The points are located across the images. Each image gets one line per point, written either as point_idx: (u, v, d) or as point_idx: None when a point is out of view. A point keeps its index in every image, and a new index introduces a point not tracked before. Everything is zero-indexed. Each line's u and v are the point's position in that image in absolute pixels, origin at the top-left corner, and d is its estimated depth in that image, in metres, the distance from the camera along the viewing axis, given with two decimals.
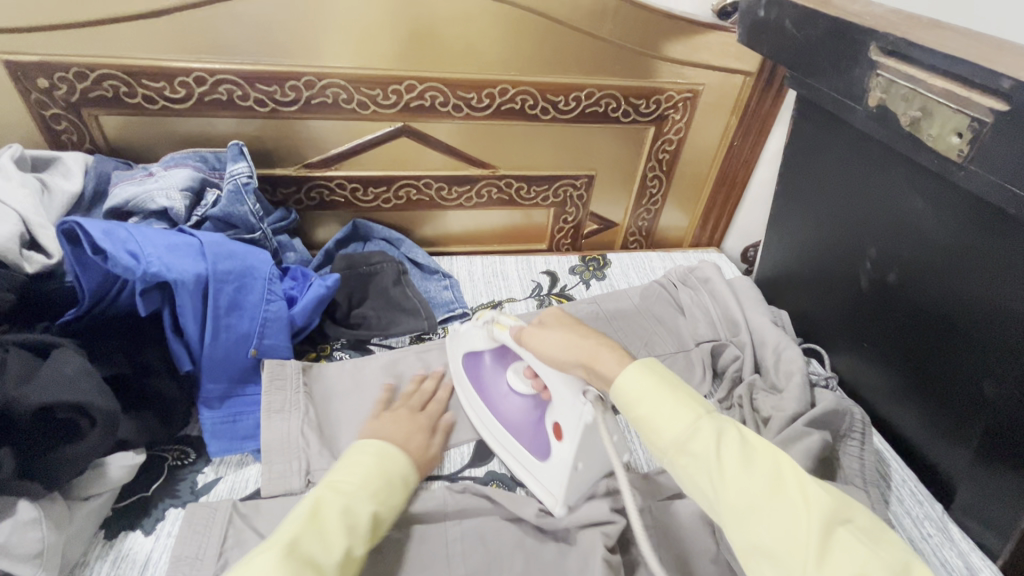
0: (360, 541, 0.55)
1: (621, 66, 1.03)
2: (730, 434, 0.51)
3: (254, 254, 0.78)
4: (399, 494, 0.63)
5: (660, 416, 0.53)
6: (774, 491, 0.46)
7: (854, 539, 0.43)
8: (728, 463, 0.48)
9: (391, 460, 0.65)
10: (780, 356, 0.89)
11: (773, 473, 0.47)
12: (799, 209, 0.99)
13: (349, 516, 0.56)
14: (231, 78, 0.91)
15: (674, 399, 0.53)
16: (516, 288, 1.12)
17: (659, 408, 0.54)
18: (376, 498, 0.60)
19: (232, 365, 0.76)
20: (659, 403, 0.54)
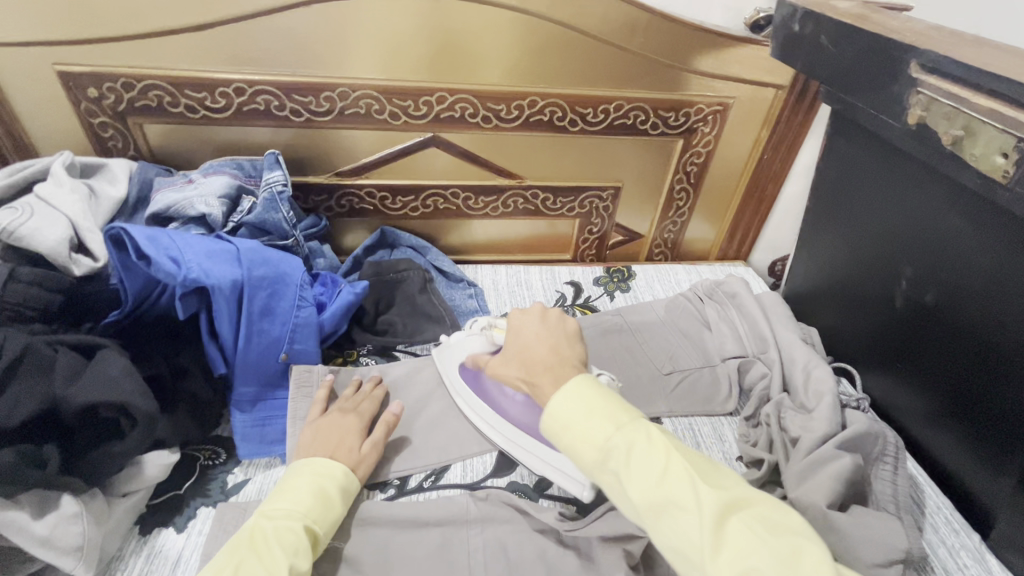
0: (303, 559, 0.58)
1: (650, 79, 1.03)
2: (642, 443, 0.54)
3: (287, 261, 0.81)
4: (335, 508, 0.65)
5: (580, 431, 0.57)
6: (669, 489, 0.51)
7: (747, 534, 0.48)
8: (633, 474, 0.53)
9: (334, 474, 0.67)
10: (809, 374, 0.87)
11: (673, 481, 0.51)
12: (833, 226, 0.97)
13: (287, 542, 0.58)
14: (270, 89, 0.93)
15: (585, 415, 0.58)
16: (540, 298, 1.12)
17: (578, 424, 0.57)
18: (311, 517, 0.62)
19: (263, 369, 0.77)
20: (575, 421, 0.58)
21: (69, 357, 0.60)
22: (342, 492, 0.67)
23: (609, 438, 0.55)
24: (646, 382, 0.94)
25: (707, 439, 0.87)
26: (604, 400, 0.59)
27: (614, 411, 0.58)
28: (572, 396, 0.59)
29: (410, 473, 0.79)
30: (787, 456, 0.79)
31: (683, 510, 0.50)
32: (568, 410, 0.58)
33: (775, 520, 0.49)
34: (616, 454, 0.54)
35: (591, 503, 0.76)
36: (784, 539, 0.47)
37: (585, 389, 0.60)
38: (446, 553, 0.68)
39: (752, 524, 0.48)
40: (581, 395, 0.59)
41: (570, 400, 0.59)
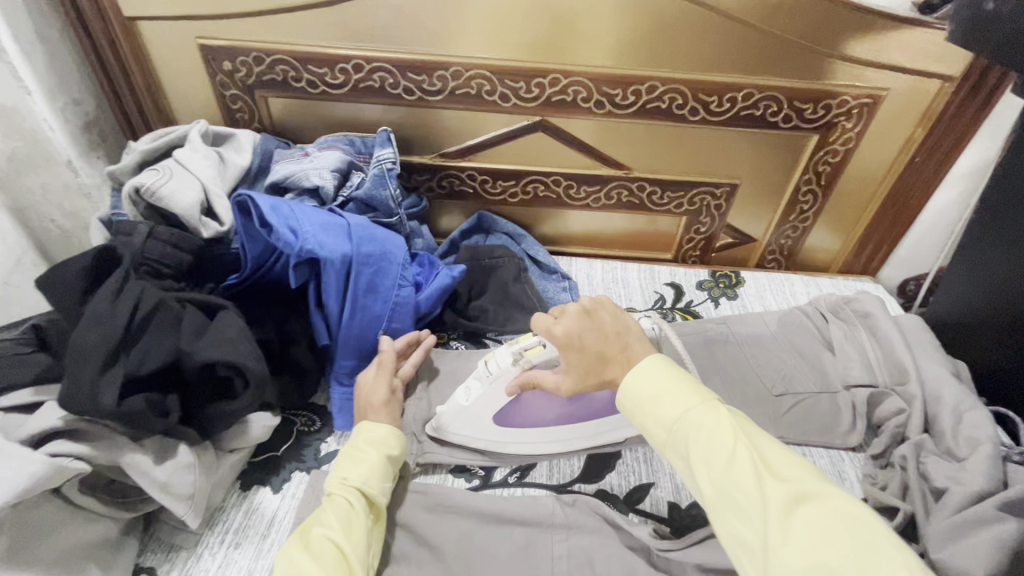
0: (355, 510, 0.60)
1: (790, 65, 0.92)
2: (710, 426, 0.49)
3: (393, 240, 0.80)
4: (367, 458, 0.65)
5: (647, 413, 0.54)
6: (736, 476, 0.46)
7: (817, 531, 0.43)
8: (700, 461, 0.48)
9: (361, 431, 0.68)
10: (961, 417, 0.74)
11: (741, 469, 0.46)
12: (1009, 243, 0.82)
13: (335, 501, 0.60)
14: (386, 66, 0.94)
15: (656, 393, 0.54)
16: (637, 298, 1.06)
17: (647, 404, 0.54)
18: (342, 474, 0.63)
19: (363, 345, 0.78)
20: (649, 402, 0.54)
21: (194, 314, 0.63)
22: (370, 441, 0.67)
23: (676, 418, 0.51)
24: (752, 401, 0.85)
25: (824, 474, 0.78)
26: (670, 376, 0.54)
27: (681, 389, 0.53)
28: (639, 372, 0.55)
29: (495, 466, 0.77)
30: (927, 508, 0.68)
31: (750, 499, 0.45)
32: (636, 386, 0.55)
33: (849, 516, 0.43)
34: (682, 436, 0.51)
35: (686, 527, 0.70)
36: (859, 539, 0.42)
37: (655, 366, 0.55)
38: (530, 555, 0.65)
39: (820, 521, 0.43)
40: (653, 372, 0.55)
41: (640, 375, 0.55)
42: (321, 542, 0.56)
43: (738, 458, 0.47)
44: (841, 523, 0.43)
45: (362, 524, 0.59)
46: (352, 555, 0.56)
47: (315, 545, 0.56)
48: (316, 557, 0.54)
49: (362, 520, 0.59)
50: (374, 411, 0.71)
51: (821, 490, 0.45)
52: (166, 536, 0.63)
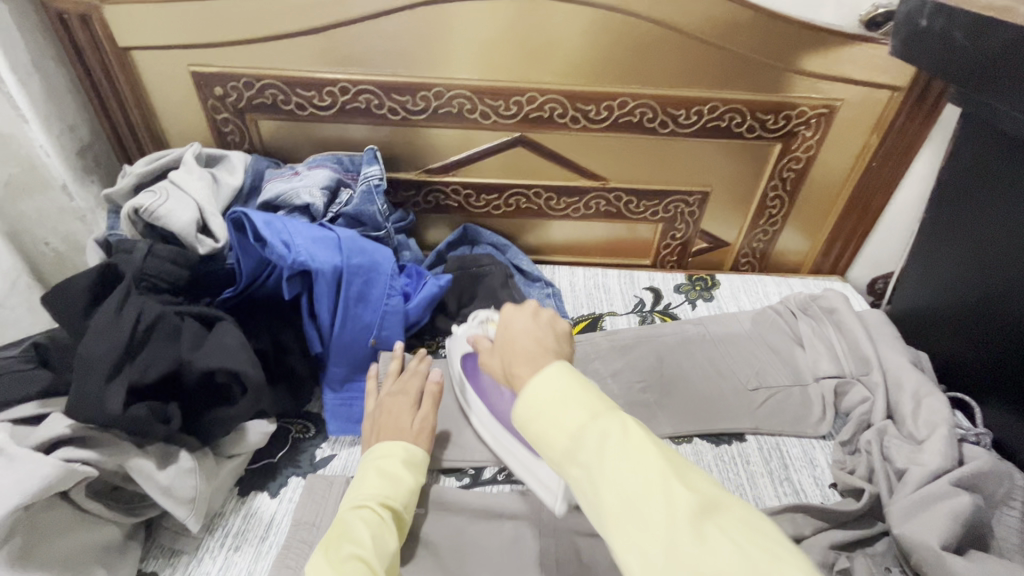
0: (389, 536, 0.60)
1: (749, 80, 0.98)
2: (616, 433, 0.45)
3: (382, 251, 0.84)
4: (405, 481, 0.66)
5: (547, 420, 0.48)
6: (641, 483, 0.41)
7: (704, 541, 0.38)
8: (607, 470, 0.43)
9: (398, 451, 0.68)
10: (920, 403, 0.80)
11: (645, 478, 0.42)
12: (958, 241, 0.88)
13: (365, 520, 0.60)
14: (371, 89, 0.99)
15: (559, 398, 0.48)
16: (618, 302, 1.11)
17: (542, 415, 0.48)
18: (382, 495, 0.64)
19: (354, 353, 0.82)
20: (555, 407, 0.48)
21: (192, 327, 0.66)
22: (407, 465, 0.68)
23: (580, 425, 0.46)
24: (728, 396, 0.89)
25: (797, 462, 0.82)
26: (571, 384, 0.49)
27: (579, 398, 0.48)
28: (541, 376, 0.50)
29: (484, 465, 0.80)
30: (891, 487, 0.73)
31: (648, 515, 0.40)
32: (538, 396, 0.49)
33: (738, 529, 0.39)
34: (587, 444, 0.45)
35: None
36: (755, 550, 0.38)
37: (557, 371, 0.50)
38: (519, 547, 0.69)
39: (704, 529, 0.38)
40: (555, 378, 0.50)
41: (541, 381, 0.49)
42: (353, 564, 0.55)
43: (629, 467, 0.42)
44: (739, 539, 0.38)
45: (391, 549, 0.59)
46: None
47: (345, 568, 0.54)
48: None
49: (395, 546, 0.60)
50: (371, 418, 0.74)
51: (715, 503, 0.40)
52: (168, 541, 0.66)
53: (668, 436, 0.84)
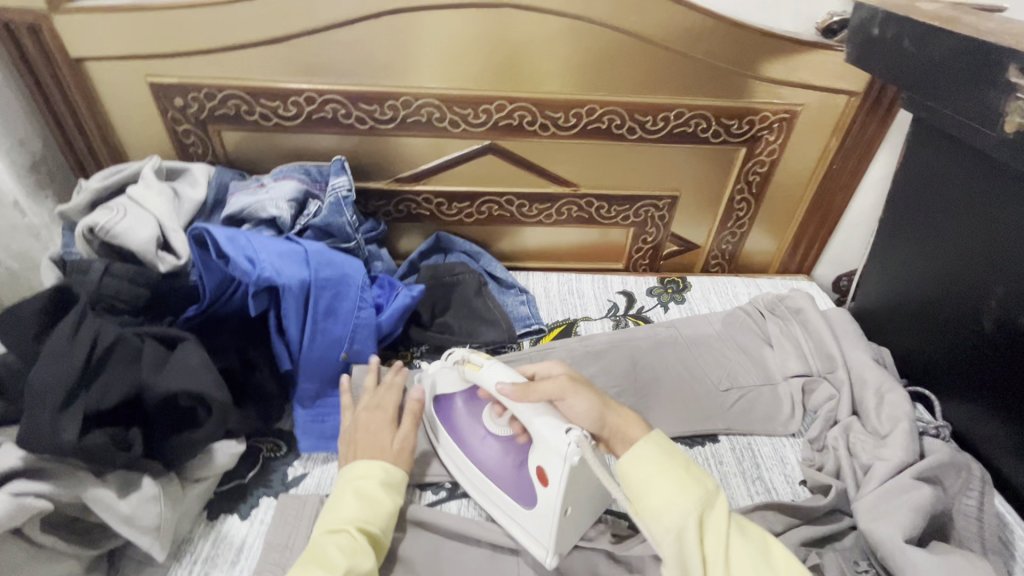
0: (365, 561, 0.59)
1: (714, 87, 1.01)
2: (714, 512, 0.55)
3: (352, 263, 0.83)
4: (383, 503, 0.65)
5: (654, 496, 0.56)
6: (744, 550, 0.54)
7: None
8: (711, 542, 0.54)
9: (377, 471, 0.67)
10: (883, 398, 0.82)
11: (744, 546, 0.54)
12: (914, 240, 0.91)
13: (339, 545, 0.59)
14: (338, 98, 0.98)
15: (667, 477, 0.57)
16: (592, 307, 1.11)
17: (648, 491, 0.57)
18: (358, 517, 0.62)
19: (325, 367, 0.80)
20: (662, 482, 0.57)
21: (155, 348, 0.63)
22: (386, 486, 0.67)
23: (686, 506, 0.55)
24: (701, 397, 0.91)
25: (767, 460, 0.84)
26: (671, 462, 0.58)
27: (681, 480, 0.57)
28: (639, 453, 0.59)
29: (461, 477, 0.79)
30: (857, 482, 0.75)
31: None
32: (642, 473, 0.58)
33: (778, 553, 0.55)
34: (693, 523, 0.54)
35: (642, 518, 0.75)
36: None
37: (650, 446, 0.60)
38: (497, 559, 0.68)
39: (762, 565, 0.53)
40: (653, 453, 0.59)
41: (640, 455, 0.59)
42: None
43: (718, 536, 0.54)
44: None
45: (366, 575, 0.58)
46: None
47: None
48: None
49: (367, 568, 0.58)
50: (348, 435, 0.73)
51: (763, 536, 0.56)
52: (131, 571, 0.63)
53: None
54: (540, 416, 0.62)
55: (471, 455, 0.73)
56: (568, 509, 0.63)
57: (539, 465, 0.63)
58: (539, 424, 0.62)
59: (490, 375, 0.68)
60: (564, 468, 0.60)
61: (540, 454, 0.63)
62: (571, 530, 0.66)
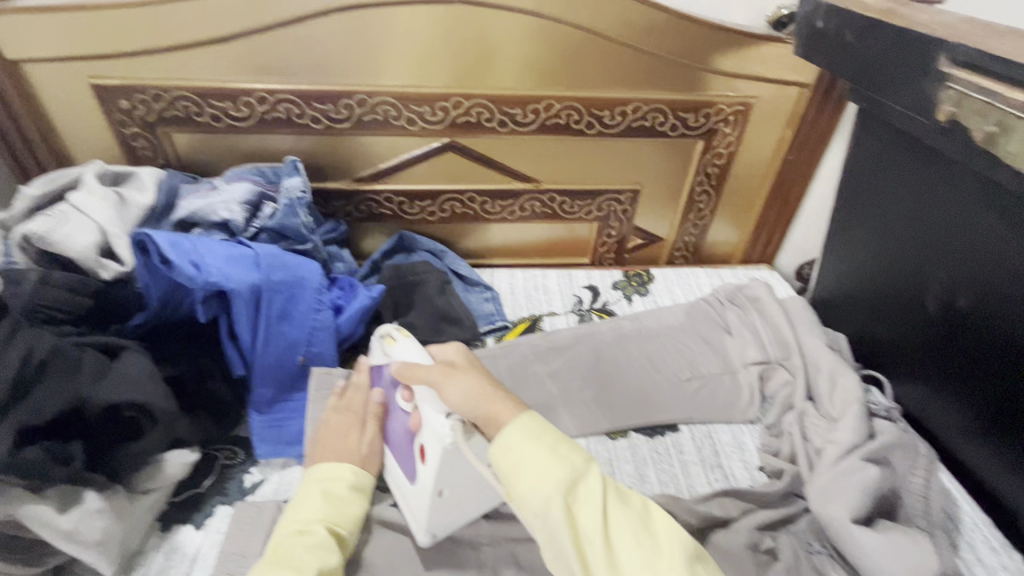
0: (331, 558, 0.59)
1: (669, 81, 1.02)
2: (591, 495, 0.49)
3: (306, 265, 0.82)
4: (352, 509, 0.66)
5: (523, 483, 0.50)
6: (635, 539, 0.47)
7: (648, 565, 0.46)
8: (588, 533, 0.47)
9: (344, 474, 0.68)
10: (836, 383, 0.85)
11: (628, 535, 0.48)
12: (859, 228, 0.93)
13: (309, 541, 0.59)
14: (290, 98, 0.96)
15: (541, 457, 0.51)
16: (557, 302, 1.12)
17: (522, 471, 0.50)
18: (326, 518, 0.63)
19: (281, 372, 0.79)
20: (530, 466, 0.50)
21: (96, 357, 0.62)
22: (354, 491, 0.68)
23: (557, 492, 0.48)
24: (663, 388, 0.92)
25: (727, 448, 0.85)
26: (546, 438, 0.52)
27: (554, 453, 0.51)
28: (506, 444, 0.52)
29: None
30: (811, 465, 0.77)
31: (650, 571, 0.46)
32: (514, 451, 0.51)
33: (658, 521, 0.50)
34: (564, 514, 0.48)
35: None
36: None
37: (518, 429, 0.53)
38: (459, 558, 0.68)
39: (642, 538, 0.48)
40: (523, 440, 0.52)
41: (506, 445, 0.52)
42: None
43: (594, 510, 0.48)
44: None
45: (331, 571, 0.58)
46: None
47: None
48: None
49: (333, 563, 0.58)
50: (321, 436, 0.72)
51: (641, 503, 0.51)
52: None
53: (605, 433, 0.86)
54: (426, 398, 0.64)
55: (381, 424, 0.75)
56: (443, 493, 0.65)
57: (422, 443, 0.65)
58: (426, 403, 0.64)
59: (404, 350, 0.72)
60: (440, 448, 0.62)
61: (423, 432, 0.65)
62: (452, 513, 0.67)
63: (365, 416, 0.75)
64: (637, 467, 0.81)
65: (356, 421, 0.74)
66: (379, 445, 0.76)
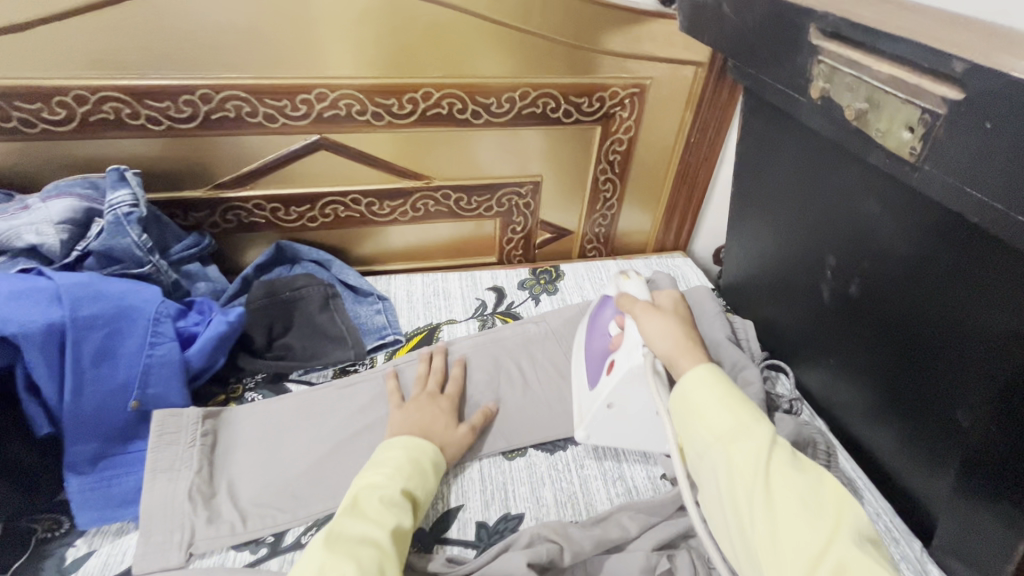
0: (406, 516, 0.60)
1: (557, 64, 0.94)
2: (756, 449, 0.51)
3: (133, 293, 0.72)
4: (430, 479, 0.67)
5: (697, 415, 0.56)
6: (799, 502, 0.48)
7: (806, 526, 0.46)
8: (739, 478, 0.50)
9: (427, 453, 0.69)
10: (738, 377, 0.81)
11: (787, 495, 0.48)
12: (756, 213, 0.89)
13: (386, 498, 0.61)
14: (117, 95, 0.82)
15: (723, 401, 0.55)
16: (457, 308, 1.03)
17: (698, 409, 0.56)
18: (407, 483, 0.64)
19: (107, 422, 0.68)
20: (707, 403, 0.56)
21: None
22: (434, 464, 0.69)
23: (724, 432, 0.53)
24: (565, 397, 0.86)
25: (631, 458, 0.80)
26: (724, 387, 0.57)
27: (732, 404, 0.55)
28: (693, 378, 0.58)
29: (288, 527, 0.67)
30: None
31: (797, 529, 0.46)
32: (690, 391, 0.57)
33: (831, 495, 0.49)
34: (725, 452, 0.52)
35: (496, 538, 0.68)
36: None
37: (704, 370, 0.58)
38: None
39: (808, 502, 0.48)
40: (707, 382, 0.57)
41: (693, 380, 0.58)
42: (368, 548, 0.55)
43: (756, 460, 0.50)
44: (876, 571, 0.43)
45: (404, 527, 0.59)
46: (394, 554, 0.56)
47: (358, 547, 0.55)
48: (360, 559, 0.53)
49: (408, 524, 0.60)
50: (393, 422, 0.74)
51: (818, 475, 0.51)
52: None
53: (501, 452, 0.78)
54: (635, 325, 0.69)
55: (591, 334, 0.81)
56: (613, 406, 0.70)
57: (612, 359, 0.72)
58: (633, 328, 0.70)
59: (631, 285, 0.76)
60: (626, 370, 0.68)
61: (619, 351, 0.71)
62: (617, 431, 0.73)
63: (458, 402, 0.81)
64: (533, 489, 0.74)
65: (445, 407, 0.78)
66: (579, 355, 0.82)
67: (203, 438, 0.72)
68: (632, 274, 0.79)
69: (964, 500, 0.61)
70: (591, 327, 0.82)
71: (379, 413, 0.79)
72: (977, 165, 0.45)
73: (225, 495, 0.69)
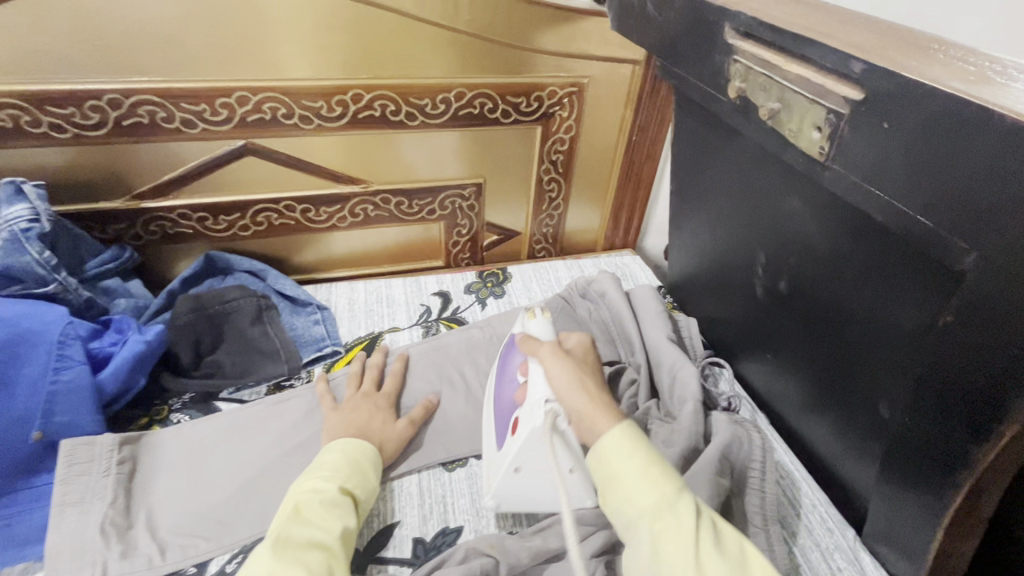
0: (350, 517, 0.60)
1: (491, 63, 0.92)
2: (682, 528, 0.48)
3: (32, 316, 0.68)
4: (371, 478, 0.66)
5: (622, 488, 0.52)
6: None
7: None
8: (666, 562, 0.47)
9: (363, 453, 0.68)
10: (676, 377, 0.81)
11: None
12: (693, 211, 0.90)
13: (328, 500, 0.59)
14: (14, 102, 0.77)
15: (646, 473, 0.52)
16: (401, 315, 1.00)
17: (621, 482, 0.52)
18: (347, 483, 0.63)
19: (7, 456, 0.63)
20: (630, 476, 0.52)
21: None
22: (373, 463, 0.68)
23: (649, 508, 0.50)
24: None
25: None
26: (646, 454, 0.53)
27: (655, 475, 0.52)
28: (614, 449, 0.54)
29: (211, 556, 0.64)
30: None
31: None
32: (613, 461, 0.53)
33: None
34: (652, 531, 0.49)
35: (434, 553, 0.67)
36: None
37: (625, 434, 0.55)
38: None
39: None
40: (627, 450, 0.53)
41: (614, 448, 0.54)
42: (314, 552, 0.54)
43: (682, 545, 0.47)
44: None
45: (348, 528, 0.59)
46: (340, 556, 0.55)
47: (304, 552, 0.54)
48: (307, 564, 0.52)
49: (352, 525, 0.59)
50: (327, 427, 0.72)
51: (743, 551, 0.49)
52: None
53: (440, 463, 0.77)
54: (540, 377, 0.64)
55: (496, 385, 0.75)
56: (519, 469, 0.64)
57: (517, 417, 0.66)
58: (539, 377, 0.64)
59: (537, 327, 0.72)
60: (528, 431, 0.62)
61: (523, 406, 0.65)
62: (526, 493, 0.66)
63: (394, 400, 0.80)
64: (473, 500, 0.73)
65: (382, 403, 0.79)
66: (488, 410, 0.76)
67: (119, 466, 0.68)
68: (539, 311, 0.76)
69: (887, 488, 0.62)
70: (496, 376, 0.76)
71: (313, 429, 0.76)
72: (879, 163, 0.45)
73: (142, 526, 0.65)
